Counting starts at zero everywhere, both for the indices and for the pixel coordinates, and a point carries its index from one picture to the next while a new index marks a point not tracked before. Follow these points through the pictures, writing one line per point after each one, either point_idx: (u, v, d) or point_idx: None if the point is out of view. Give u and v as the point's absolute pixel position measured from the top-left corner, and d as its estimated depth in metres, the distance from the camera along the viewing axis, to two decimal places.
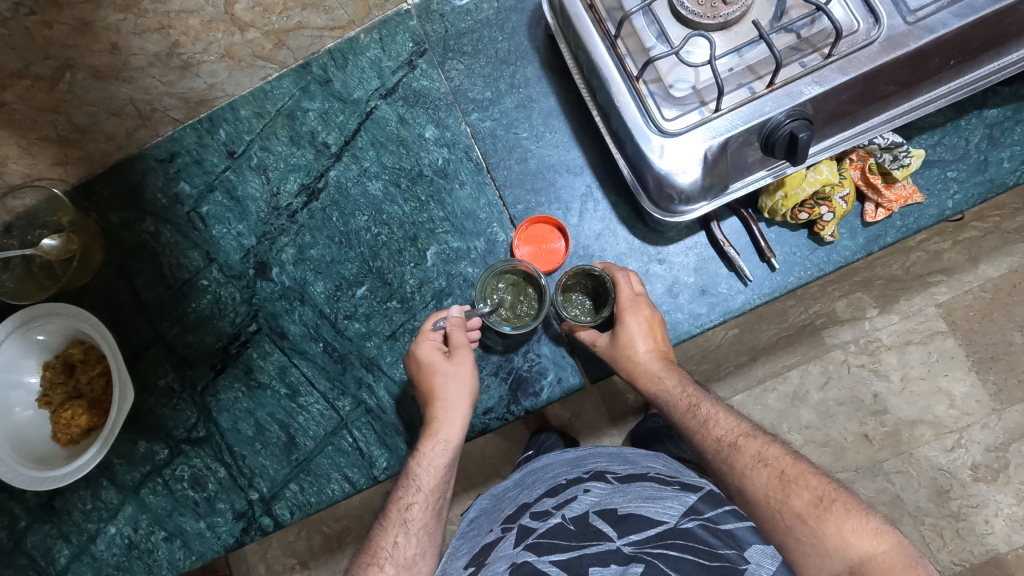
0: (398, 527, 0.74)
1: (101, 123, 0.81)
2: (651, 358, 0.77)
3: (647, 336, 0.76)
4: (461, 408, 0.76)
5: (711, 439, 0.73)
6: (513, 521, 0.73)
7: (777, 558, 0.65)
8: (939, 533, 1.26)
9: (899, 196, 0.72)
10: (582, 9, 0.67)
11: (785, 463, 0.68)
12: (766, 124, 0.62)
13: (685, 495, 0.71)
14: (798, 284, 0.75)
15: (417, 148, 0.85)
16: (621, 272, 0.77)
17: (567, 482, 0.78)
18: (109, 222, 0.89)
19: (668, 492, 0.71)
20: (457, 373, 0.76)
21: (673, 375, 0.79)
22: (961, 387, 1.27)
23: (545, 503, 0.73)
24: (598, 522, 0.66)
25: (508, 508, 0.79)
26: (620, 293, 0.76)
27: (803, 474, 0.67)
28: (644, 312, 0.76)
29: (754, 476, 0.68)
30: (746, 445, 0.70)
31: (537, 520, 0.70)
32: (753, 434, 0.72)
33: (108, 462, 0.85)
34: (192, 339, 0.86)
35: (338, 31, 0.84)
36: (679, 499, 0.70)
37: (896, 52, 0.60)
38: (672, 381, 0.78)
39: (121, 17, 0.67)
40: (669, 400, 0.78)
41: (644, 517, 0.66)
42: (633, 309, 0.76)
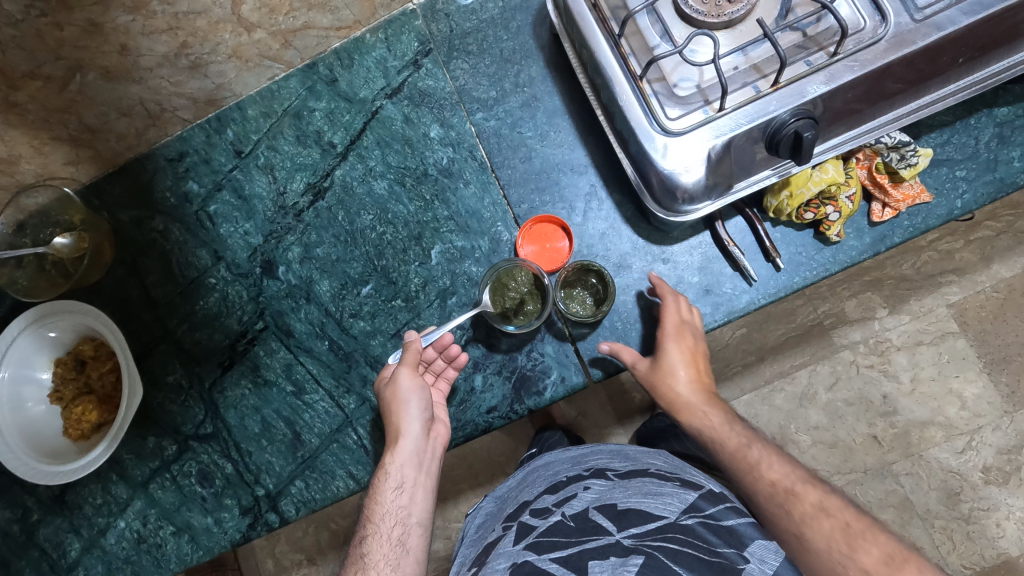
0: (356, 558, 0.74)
1: (111, 123, 0.82)
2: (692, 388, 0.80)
3: (688, 365, 0.78)
4: (406, 430, 0.76)
5: (763, 481, 0.72)
6: (514, 519, 0.74)
7: (780, 553, 0.64)
8: (949, 535, 1.24)
9: (906, 195, 0.71)
10: (586, 8, 0.67)
11: (848, 516, 0.67)
12: (770, 123, 0.62)
13: (685, 492, 0.70)
14: (804, 284, 0.74)
15: (422, 147, 0.86)
16: (671, 295, 0.75)
17: (567, 480, 0.78)
18: (119, 221, 0.90)
19: (668, 488, 0.71)
20: (400, 396, 0.77)
21: (719, 411, 0.80)
22: (973, 388, 1.25)
23: (546, 500, 0.74)
24: (597, 517, 0.66)
25: (508, 508, 0.80)
26: (667, 315, 0.75)
27: (869, 528, 0.66)
28: (688, 341, 0.75)
29: (816, 527, 0.67)
30: (804, 492, 0.70)
31: (537, 517, 0.70)
32: (810, 481, 0.72)
33: (118, 457, 0.87)
34: (201, 337, 0.87)
35: (344, 31, 0.84)
36: (678, 496, 0.69)
37: (903, 50, 0.59)
38: (717, 417, 0.80)
39: (130, 18, 0.68)
40: (715, 436, 0.78)
41: (643, 512, 0.66)
42: (679, 337, 0.75)
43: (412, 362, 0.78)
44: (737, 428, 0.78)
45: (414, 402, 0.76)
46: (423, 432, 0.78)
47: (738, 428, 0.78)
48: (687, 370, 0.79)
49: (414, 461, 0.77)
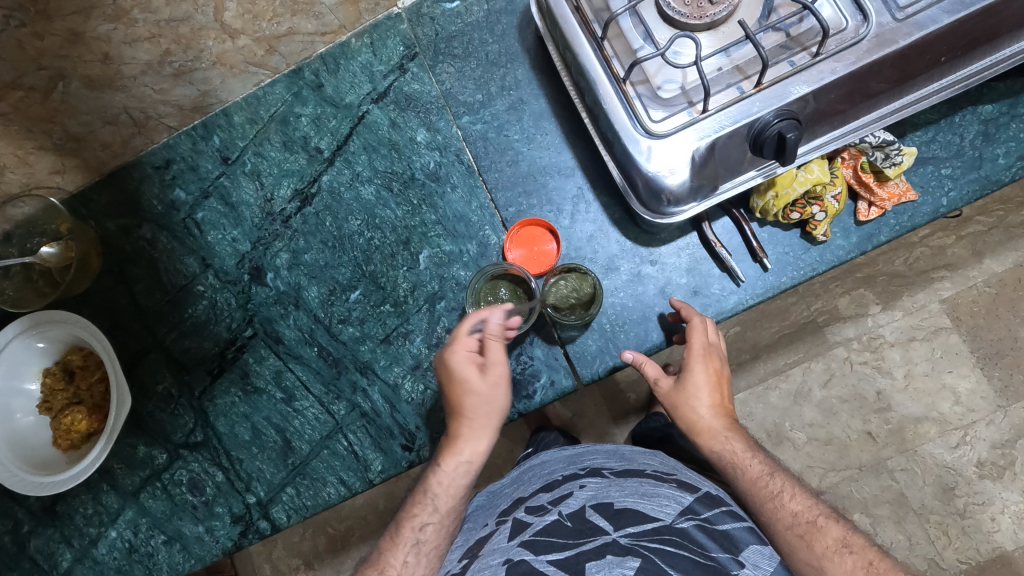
0: (407, 545, 0.71)
1: (96, 132, 0.82)
2: (714, 415, 0.77)
3: (711, 390, 0.78)
4: (486, 427, 0.73)
5: (784, 512, 0.68)
6: (508, 515, 0.74)
7: (774, 558, 0.64)
8: (945, 530, 1.25)
9: (892, 194, 0.71)
10: (569, 11, 0.67)
11: (873, 554, 0.63)
12: (754, 123, 0.62)
13: (681, 495, 0.71)
14: (791, 283, 0.75)
15: (409, 152, 0.86)
16: (698, 316, 0.74)
17: (564, 478, 0.78)
18: (106, 229, 0.90)
19: (665, 490, 0.71)
20: (489, 391, 0.73)
21: (740, 438, 0.75)
22: (966, 383, 1.26)
23: (541, 498, 0.74)
24: (594, 516, 0.66)
25: (503, 503, 0.80)
26: (693, 337, 0.73)
27: (892, 569, 0.61)
28: (711, 362, 0.77)
29: (838, 563, 0.63)
30: (828, 527, 0.66)
31: (532, 515, 0.70)
32: (834, 516, 0.68)
33: (108, 467, 0.86)
34: (189, 345, 0.87)
35: (329, 36, 0.84)
36: (675, 498, 0.69)
37: (885, 49, 0.59)
38: (740, 444, 0.75)
39: (111, 27, 0.68)
40: (737, 462, 0.74)
41: (639, 512, 0.66)
42: (705, 359, 0.76)
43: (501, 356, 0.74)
44: (760, 457, 0.74)
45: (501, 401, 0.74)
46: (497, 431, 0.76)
47: (760, 458, 0.74)
48: (711, 397, 0.77)
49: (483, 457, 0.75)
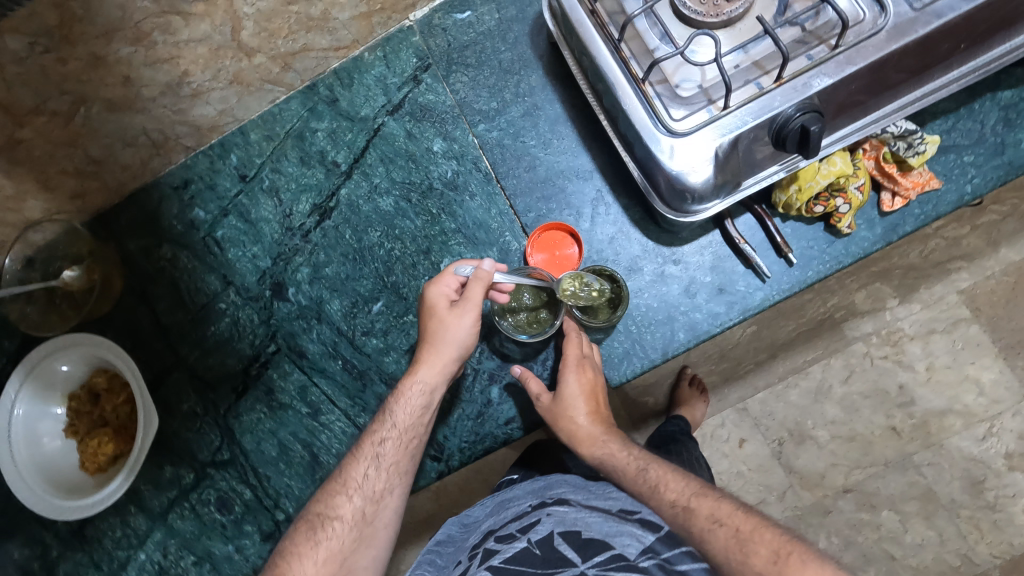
0: (369, 458, 0.72)
1: (115, 154, 0.82)
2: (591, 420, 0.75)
3: (587, 399, 0.76)
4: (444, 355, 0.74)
5: (663, 502, 0.64)
6: (478, 547, 0.67)
7: None
8: (976, 525, 1.23)
9: (916, 183, 0.71)
10: (584, 15, 0.68)
11: (740, 520, 0.59)
12: (776, 118, 0.62)
13: (645, 533, 0.60)
14: (817, 277, 0.74)
15: (425, 161, 0.86)
16: (575, 333, 0.79)
17: (531, 508, 0.71)
18: (127, 250, 0.90)
19: (629, 526, 0.61)
20: (454, 322, 0.74)
21: (617, 439, 0.75)
22: (989, 374, 1.24)
23: (510, 526, 0.67)
24: (563, 545, 0.59)
25: (473, 537, 0.72)
26: (568, 347, 0.77)
27: (760, 528, 0.58)
28: (588, 374, 0.77)
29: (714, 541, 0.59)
30: (699, 505, 0.62)
31: (501, 543, 0.64)
32: (704, 491, 0.64)
33: (135, 488, 0.86)
34: (213, 362, 0.87)
35: (343, 51, 0.85)
36: (638, 536, 0.59)
37: (906, 38, 0.59)
38: (616, 444, 0.74)
39: (131, 49, 0.69)
40: (615, 462, 0.72)
41: (603, 542, 0.58)
42: (579, 368, 0.76)
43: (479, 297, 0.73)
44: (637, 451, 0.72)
45: (464, 337, 0.75)
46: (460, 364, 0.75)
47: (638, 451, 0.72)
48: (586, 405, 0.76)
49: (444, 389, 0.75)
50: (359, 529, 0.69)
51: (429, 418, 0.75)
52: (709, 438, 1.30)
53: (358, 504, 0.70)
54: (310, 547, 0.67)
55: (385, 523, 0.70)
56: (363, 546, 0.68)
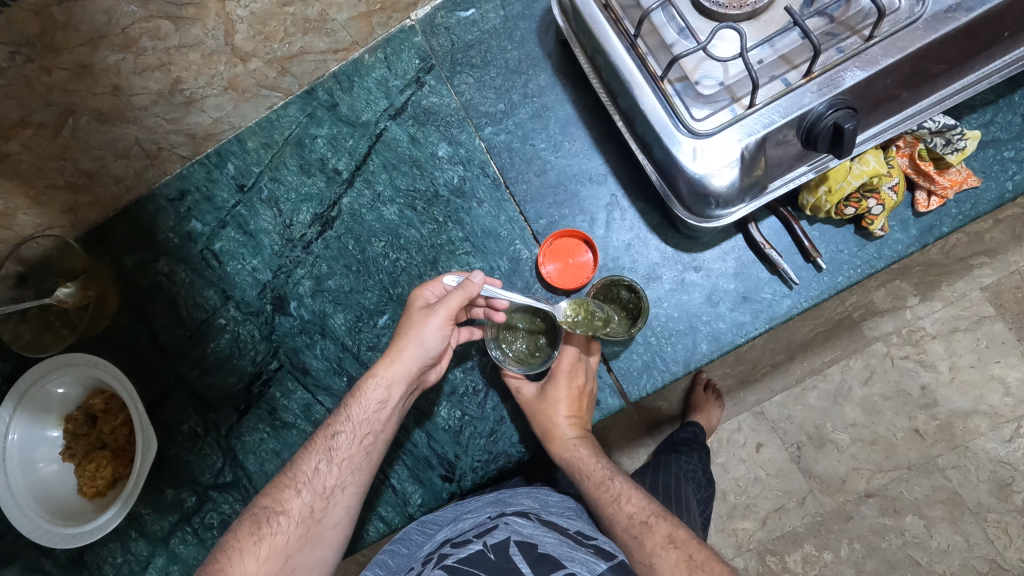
0: (321, 452, 0.70)
1: (108, 166, 0.79)
2: (568, 424, 0.76)
3: (571, 403, 0.76)
4: (403, 356, 0.71)
5: (622, 516, 0.70)
6: (432, 549, 0.66)
7: None
8: (1005, 530, 1.18)
9: (954, 181, 0.66)
10: (597, 10, 0.64)
11: (694, 547, 0.64)
12: (805, 116, 0.58)
13: (595, 562, 0.59)
14: (847, 283, 0.70)
15: (430, 167, 0.82)
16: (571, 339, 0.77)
17: (487, 518, 0.69)
18: (123, 265, 0.87)
19: (580, 554, 0.60)
20: (421, 322, 0.71)
21: (587, 444, 0.77)
22: (1015, 373, 1.20)
23: (466, 533, 0.66)
24: (517, 556, 0.58)
25: (426, 545, 0.69)
26: (563, 353, 0.77)
27: (709, 560, 0.63)
28: (578, 380, 0.76)
29: (663, 558, 0.64)
30: (657, 525, 0.68)
31: (456, 547, 0.63)
32: (663, 515, 0.70)
33: (136, 513, 0.83)
34: (214, 381, 0.84)
35: (342, 53, 0.81)
36: (588, 564, 0.58)
37: (947, 26, 0.55)
38: (586, 451, 0.76)
39: (120, 56, 0.65)
40: (583, 468, 0.75)
41: (552, 560, 0.57)
42: (571, 375, 0.76)
43: (457, 306, 0.70)
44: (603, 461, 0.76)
45: (430, 341, 0.71)
46: (420, 371, 0.72)
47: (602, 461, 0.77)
48: (569, 409, 0.76)
49: (403, 386, 0.72)
50: (306, 526, 0.67)
51: (386, 415, 0.72)
52: (726, 443, 1.26)
53: (306, 499, 0.68)
54: (252, 543, 0.64)
55: (334, 522, 0.68)
56: (309, 544, 0.66)
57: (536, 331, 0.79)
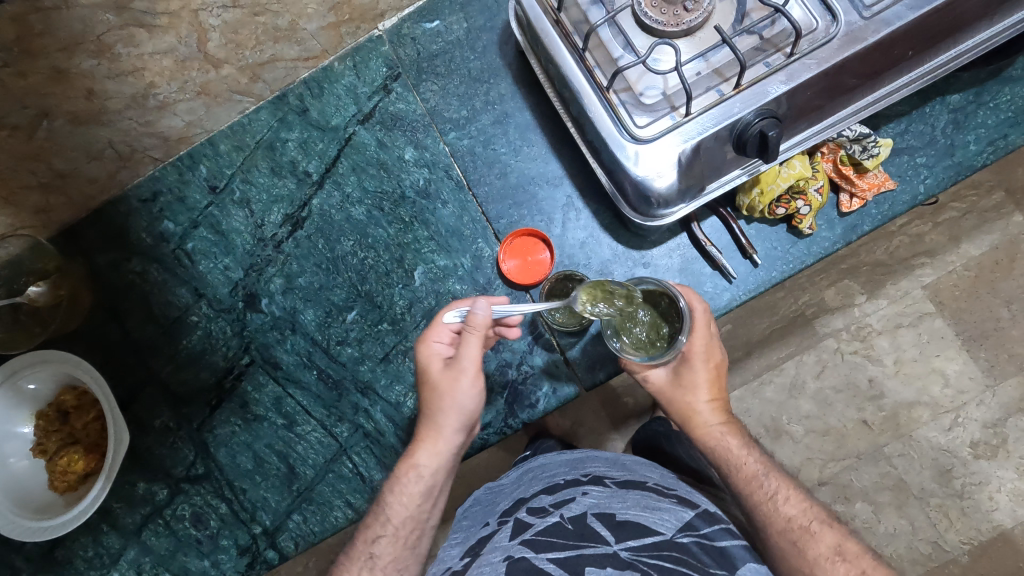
0: (361, 561, 0.71)
1: (82, 167, 0.81)
2: (711, 409, 0.80)
3: (709, 386, 0.81)
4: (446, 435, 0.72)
5: (779, 517, 0.73)
6: (510, 515, 0.74)
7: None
8: (946, 512, 1.26)
9: (872, 184, 0.74)
10: (549, 25, 0.69)
11: (865, 564, 0.68)
12: (736, 124, 0.64)
13: (682, 509, 0.71)
14: (781, 277, 0.77)
15: (397, 170, 0.86)
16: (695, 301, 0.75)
17: (566, 482, 0.78)
18: (96, 264, 0.89)
19: (666, 504, 0.72)
20: (453, 389, 0.72)
21: (735, 433, 0.79)
22: (955, 365, 1.26)
23: (543, 500, 0.74)
24: (596, 524, 0.66)
25: (502, 504, 0.79)
26: (696, 338, 0.77)
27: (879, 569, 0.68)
28: (715, 358, 0.81)
29: (831, 570, 0.68)
30: (822, 533, 0.71)
31: (534, 516, 0.70)
32: (828, 520, 0.72)
33: (107, 507, 0.85)
34: (186, 377, 0.86)
35: (312, 61, 0.85)
36: (676, 513, 0.70)
37: (856, 46, 0.62)
38: (734, 440, 0.78)
39: (95, 62, 0.68)
40: (730, 458, 0.77)
41: (641, 526, 0.67)
42: (706, 355, 0.80)
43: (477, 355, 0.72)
44: (755, 454, 0.77)
45: (466, 400, 0.72)
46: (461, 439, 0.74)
47: (755, 455, 0.77)
48: (709, 393, 0.81)
49: (446, 466, 0.73)
50: None
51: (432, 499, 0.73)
52: None
53: None
54: None
55: None
56: None
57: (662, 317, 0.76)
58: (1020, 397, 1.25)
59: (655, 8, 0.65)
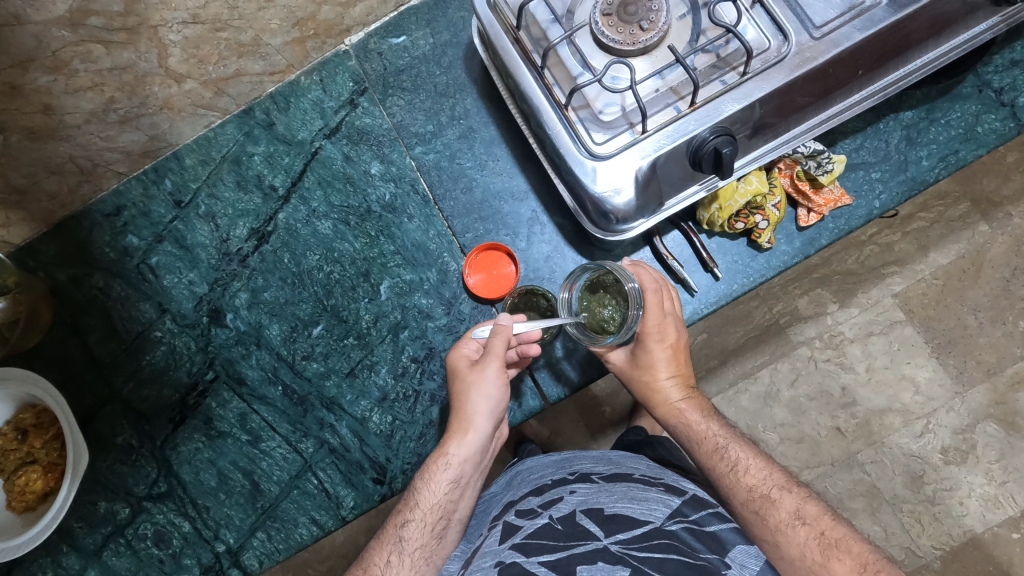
0: (391, 544, 0.72)
1: (41, 182, 0.80)
2: (672, 386, 0.80)
3: (670, 363, 0.80)
4: (476, 425, 0.72)
5: (740, 487, 0.72)
6: (499, 519, 0.74)
7: (760, 558, 0.65)
8: (918, 518, 1.24)
9: (828, 200, 0.75)
10: (509, 43, 0.70)
11: (825, 524, 0.67)
12: (692, 141, 0.65)
13: (669, 497, 0.71)
14: (742, 290, 0.78)
15: (364, 184, 0.87)
16: (645, 277, 0.76)
17: (555, 480, 0.79)
18: (57, 280, 0.88)
19: (653, 493, 0.72)
20: (478, 381, 0.72)
21: (696, 408, 0.79)
22: (924, 373, 1.25)
23: (531, 501, 0.75)
24: (585, 521, 0.67)
25: (495, 508, 0.80)
26: (647, 317, 0.76)
27: (844, 537, 0.65)
28: (671, 336, 0.78)
29: (792, 536, 0.67)
30: (782, 500, 0.69)
31: (522, 518, 0.71)
32: (787, 486, 0.71)
33: (67, 527, 0.83)
34: (149, 393, 0.85)
35: (278, 75, 0.85)
36: (663, 501, 0.70)
37: (806, 67, 0.63)
38: (694, 415, 0.78)
39: (50, 78, 0.67)
40: (691, 434, 0.77)
41: (630, 518, 0.67)
42: (660, 334, 0.78)
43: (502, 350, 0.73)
44: (715, 427, 0.77)
45: (493, 393, 0.72)
46: (490, 435, 0.73)
47: (715, 426, 0.77)
48: (669, 369, 0.80)
49: (473, 460, 0.72)
50: None
51: (458, 494, 0.73)
52: None
53: None
54: None
55: None
56: None
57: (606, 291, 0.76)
58: (989, 403, 1.24)
59: (611, 27, 0.65)
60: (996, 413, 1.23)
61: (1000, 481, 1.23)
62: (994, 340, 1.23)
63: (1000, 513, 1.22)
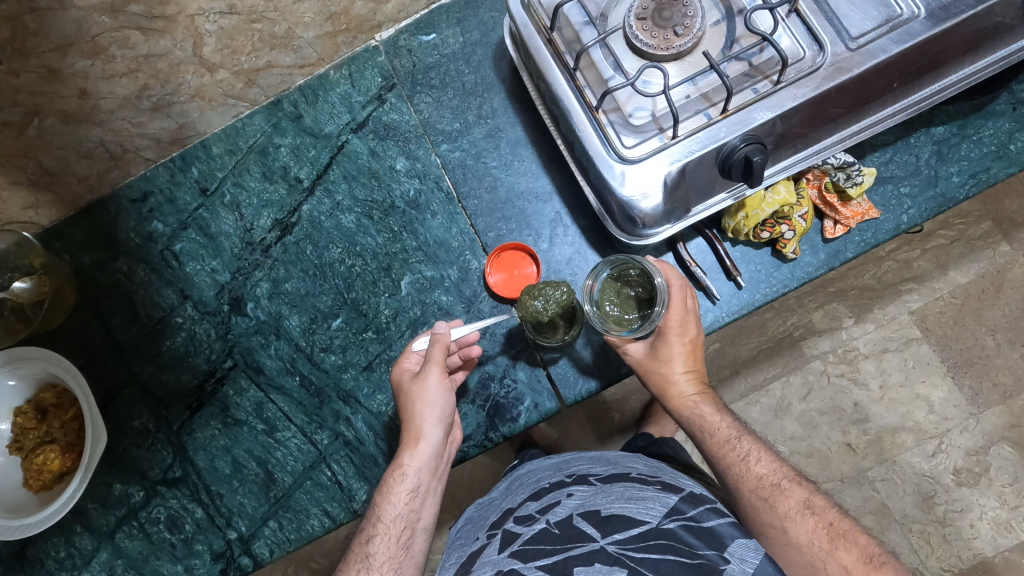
0: (361, 558, 0.71)
1: (71, 165, 0.81)
2: (686, 380, 0.80)
3: (686, 358, 0.79)
4: (423, 432, 0.73)
5: (750, 477, 0.73)
6: (498, 527, 0.73)
7: (760, 551, 0.63)
8: (927, 539, 1.22)
9: (856, 213, 0.75)
10: (542, 44, 0.70)
11: (832, 516, 0.69)
12: (722, 148, 0.65)
13: (665, 496, 0.70)
14: (764, 300, 0.78)
15: (388, 179, 0.87)
16: (671, 274, 0.76)
17: (553, 483, 0.78)
18: (81, 263, 0.89)
19: (649, 493, 0.71)
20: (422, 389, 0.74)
21: (709, 402, 0.79)
22: (939, 392, 1.24)
23: (529, 506, 0.74)
24: (582, 523, 0.67)
25: (493, 512, 0.79)
26: (670, 312, 0.76)
27: (851, 529, 0.67)
28: (691, 333, 0.78)
29: (800, 523, 0.68)
30: (792, 490, 0.71)
31: (520, 525, 0.70)
32: (796, 479, 0.72)
33: (82, 508, 0.84)
34: (167, 378, 0.86)
35: (308, 69, 0.85)
36: (660, 500, 0.70)
37: (841, 77, 0.63)
38: (707, 408, 0.79)
39: (88, 63, 0.68)
40: (705, 425, 0.78)
41: (626, 518, 0.66)
42: (683, 329, 0.77)
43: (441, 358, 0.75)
44: (727, 420, 0.78)
45: (437, 400, 0.74)
46: (439, 440, 0.74)
47: (727, 420, 0.78)
48: (686, 364, 0.80)
49: (428, 466, 0.73)
50: None
51: (419, 501, 0.73)
52: None
53: None
54: None
55: None
56: None
57: (626, 280, 0.78)
58: (1004, 426, 1.22)
59: (646, 31, 0.65)
60: (1011, 436, 1.22)
61: (1012, 505, 1.21)
62: (1012, 362, 1.22)
63: (1012, 537, 1.20)
